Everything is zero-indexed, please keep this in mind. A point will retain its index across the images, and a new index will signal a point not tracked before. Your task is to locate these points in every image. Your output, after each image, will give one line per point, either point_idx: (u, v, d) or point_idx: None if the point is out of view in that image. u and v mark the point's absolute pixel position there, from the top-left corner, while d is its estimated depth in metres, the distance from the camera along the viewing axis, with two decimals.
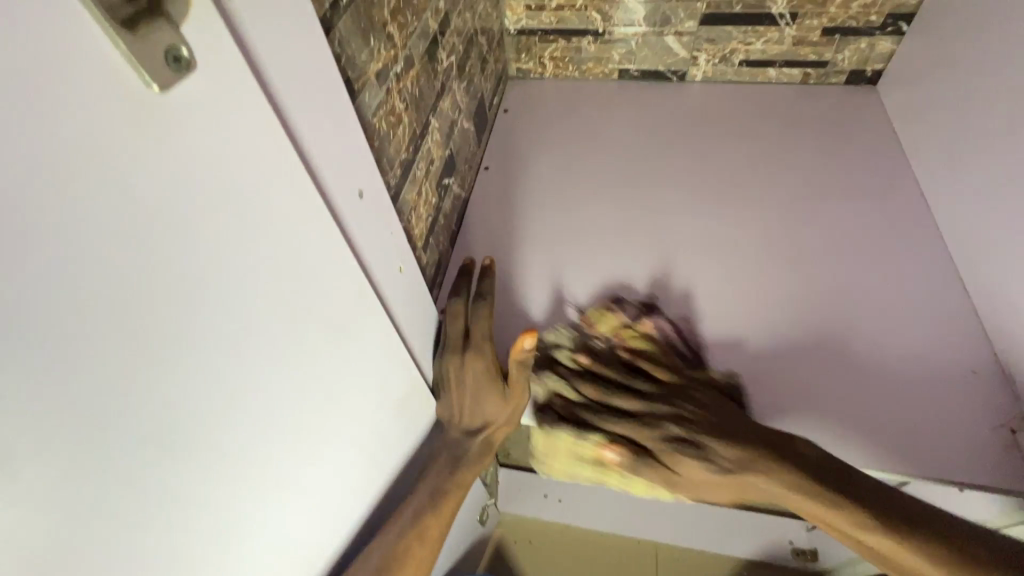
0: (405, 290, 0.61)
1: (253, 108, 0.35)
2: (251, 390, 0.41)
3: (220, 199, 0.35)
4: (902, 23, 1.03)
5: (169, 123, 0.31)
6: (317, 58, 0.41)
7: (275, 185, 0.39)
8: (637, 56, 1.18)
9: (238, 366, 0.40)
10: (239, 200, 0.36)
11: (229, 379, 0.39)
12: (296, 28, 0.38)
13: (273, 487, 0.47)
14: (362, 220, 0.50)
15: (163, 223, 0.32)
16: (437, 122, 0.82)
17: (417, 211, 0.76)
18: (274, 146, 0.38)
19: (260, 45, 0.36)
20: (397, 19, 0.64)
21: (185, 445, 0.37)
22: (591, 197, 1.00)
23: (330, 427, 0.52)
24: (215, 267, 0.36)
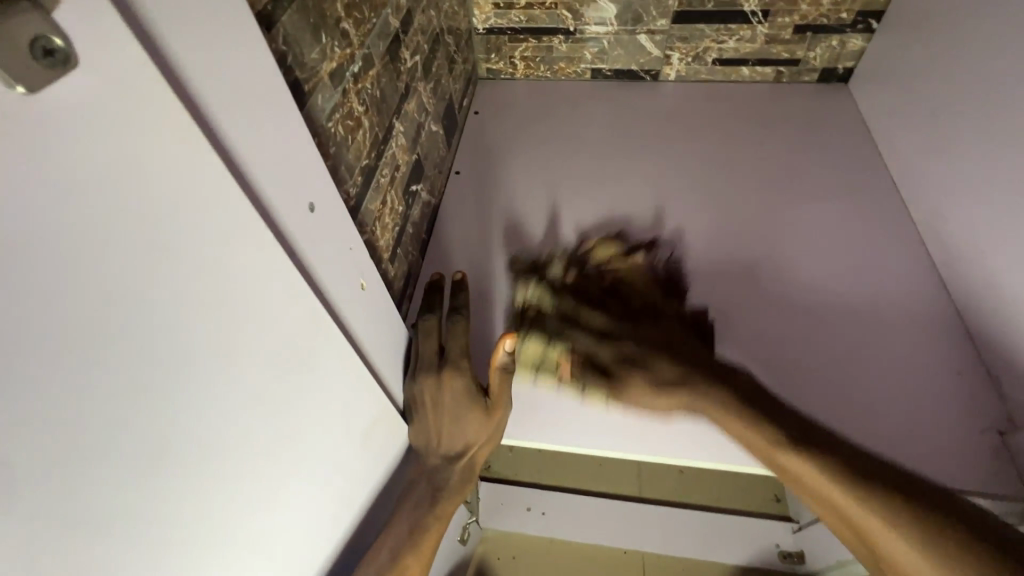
0: (369, 310, 0.56)
1: (173, 117, 0.30)
2: (185, 441, 0.36)
3: (132, 223, 0.29)
4: (872, 20, 1.02)
5: (49, 132, 0.24)
6: (251, 56, 0.36)
7: (206, 204, 0.33)
8: (610, 56, 1.15)
9: (167, 416, 0.34)
10: (158, 222, 0.30)
11: (157, 433, 0.33)
12: (220, 20, 0.33)
13: (221, 544, 0.41)
14: (316, 237, 0.45)
15: (51, 257, 0.26)
16: (402, 125, 0.77)
17: (382, 221, 0.71)
18: (208, 163, 0.32)
19: (174, 41, 0.30)
20: (353, 15, 0.59)
21: (99, 519, 0.31)
22: (567, 201, 0.96)
23: (287, 468, 0.47)
24: (129, 305, 0.30)
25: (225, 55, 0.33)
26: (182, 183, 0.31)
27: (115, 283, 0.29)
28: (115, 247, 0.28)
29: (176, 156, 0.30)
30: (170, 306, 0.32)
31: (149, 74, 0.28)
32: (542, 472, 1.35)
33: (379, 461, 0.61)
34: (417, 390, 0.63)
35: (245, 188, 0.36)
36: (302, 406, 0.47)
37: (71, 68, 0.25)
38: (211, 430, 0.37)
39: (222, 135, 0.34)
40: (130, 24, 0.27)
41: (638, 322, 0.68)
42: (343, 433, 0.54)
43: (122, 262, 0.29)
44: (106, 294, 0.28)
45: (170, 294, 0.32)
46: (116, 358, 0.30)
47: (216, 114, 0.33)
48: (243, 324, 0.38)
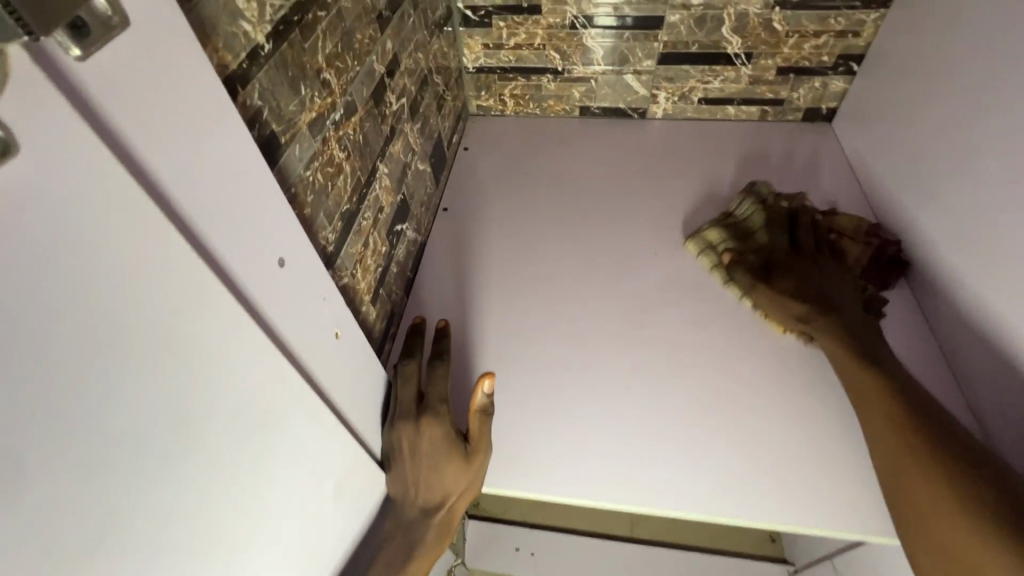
0: (343, 360, 0.55)
1: (119, 189, 0.29)
2: (141, 517, 0.34)
3: (85, 299, 0.28)
4: (853, 63, 1.04)
5: None
6: (215, 121, 0.36)
7: (160, 271, 0.32)
8: (597, 94, 1.17)
9: (124, 492, 0.32)
10: (112, 295, 0.30)
11: (112, 511, 0.32)
12: (184, 89, 0.33)
13: None
14: (285, 293, 0.45)
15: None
16: (386, 167, 0.77)
17: (363, 263, 0.70)
18: (159, 231, 0.32)
19: (128, 115, 0.30)
20: (334, 65, 0.60)
21: None
22: (554, 238, 0.96)
23: (257, 530, 0.45)
24: (81, 383, 0.29)
25: (182, 121, 0.33)
26: (133, 253, 0.31)
27: (63, 363, 0.28)
28: (62, 326, 0.27)
29: (124, 228, 0.30)
30: (125, 381, 0.31)
31: (90, 148, 0.28)
32: (531, 511, 1.32)
33: (354, 515, 0.59)
34: (394, 438, 0.62)
35: (203, 251, 0.36)
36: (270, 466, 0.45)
37: (11, 155, 0.24)
38: (171, 503, 0.36)
39: (175, 201, 0.33)
40: (72, 101, 0.27)
41: (812, 271, 0.79)
42: (316, 490, 0.52)
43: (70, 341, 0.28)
44: (53, 376, 0.27)
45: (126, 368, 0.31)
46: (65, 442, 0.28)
47: (169, 179, 0.33)
48: (203, 389, 0.37)
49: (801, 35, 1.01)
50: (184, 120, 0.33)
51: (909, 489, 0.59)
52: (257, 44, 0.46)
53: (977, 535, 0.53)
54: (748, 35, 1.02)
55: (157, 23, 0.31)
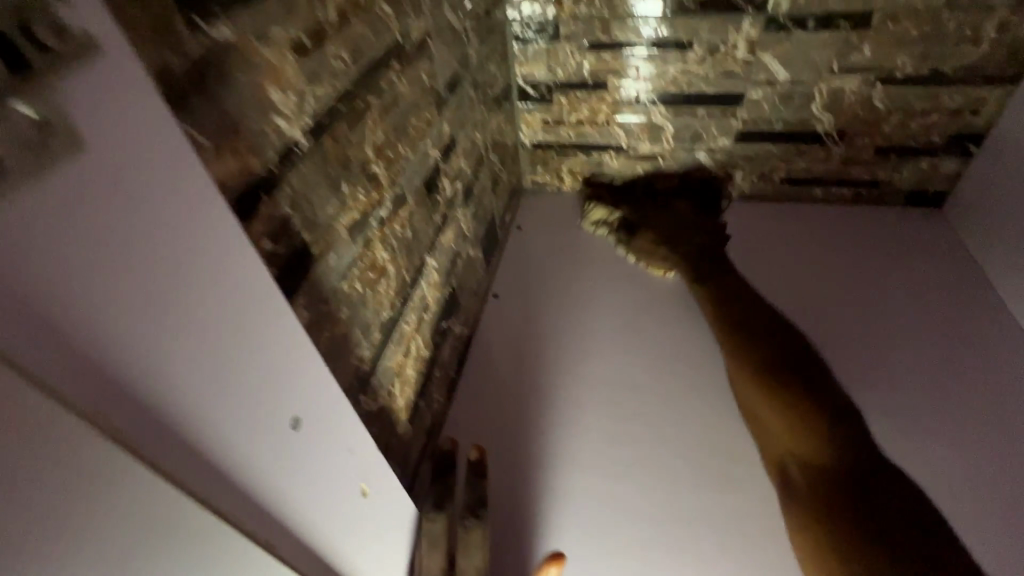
0: (368, 525, 0.43)
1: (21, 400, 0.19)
2: None
3: None
4: (969, 144, 0.90)
5: None
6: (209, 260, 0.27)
7: (86, 501, 0.21)
8: (665, 172, 1.07)
9: None
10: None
11: None
12: (154, 223, 0.24)
13: None
14: (295, 464, 0.33)
15: None
16: (435, 260, 0.68)
17: (403, 375, 0.60)
18: (87, 439, 0.21)
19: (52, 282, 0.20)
20: (385, 155, 0.52)
21: None
22: (620, 336, 0.83)
23: None
24: None
25: (147, 263, 0.24)
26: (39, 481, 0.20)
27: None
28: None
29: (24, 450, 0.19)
30: None
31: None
32: None
33: None
34: None
35: (175, 441, 0.25)
36: None
37: None
38: None
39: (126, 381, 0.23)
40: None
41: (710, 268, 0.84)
42: None
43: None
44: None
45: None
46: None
47: (124, 350, 0.23)
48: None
49: (907, 113, 0.89)
50: (148, 261, 0.24)
51: (780, 417, 0.66)
52: (292, 142, 0.37)
53: (813, 448, 0.62)
54: (843, 113, 0.91)
55: (112, 148, 0.22)
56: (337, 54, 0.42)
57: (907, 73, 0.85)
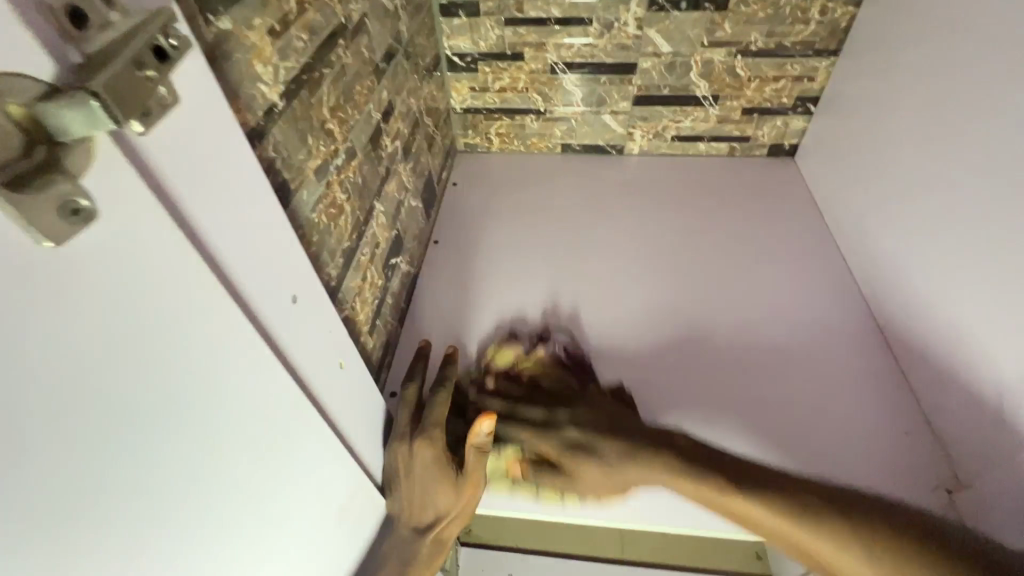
0: (348, 389, 0.59)
1: (171, 242, 0.33)
2: (168, 532, 0.37)
3: (133, 338, 0.32)
4: (810, 104, 1.14)
5: (67, 274, 0.28)
6: (244, 178, 0.41)
7: (196, 313, 0.36)
8: (578, 133, 1.24)
9: (156, 508, 0.35)
10: (158, 333, 0.33)
11: (145, 525, 0.35)
12: (221, 147, 0.38)
13: None
14: (296, 326, 0.48)
15: (61, 379, 0.28)
16: (382, 205, 0.82)
17: (362, 295, 0.75)
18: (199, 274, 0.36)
19: (179, 176, 0.34)
20: (337, 116, 0.65)
21: None
22: (541, 268, 1.01)
23: (270, 544, 0.48)
24: (125, 412, 0.32)
25: (218, 175, 0.38)
26: (179, 295, 0.35)
27: (114, 391, 0.31)
28: (115, 361, 0.31)
29: (173, 272, 0.34)
30: (166, 408, 0.35)
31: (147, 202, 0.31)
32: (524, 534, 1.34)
33: (357, 535, 0.62)
34: (393, 459, 0.66)
35: (232, 289, 0.40)
36: (280, 490, 0.48)
37: (91, 222, 0.28)
38: (193, 525, 0.39)
39: (209, 246, 0.37)
40: (137, 164, 0.31)
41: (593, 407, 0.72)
42: (321, 510, 0.55)
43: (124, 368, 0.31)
44: (103, 406, 0.30)
45: (165, 396, 0.35)
46: (106, 465, 0.31)
47: (208, 226, 0.37)
48: (227, 418, 0.40)
49: (762, 79, 1.11)
50: (218, 174, 0.38)
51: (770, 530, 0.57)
52: (272, 103, 0.51)
53: (847, 543, 0.53)
54: (715, 80, 1.12)
55: (199, 96, 0.35)
56: (298, 36, 0.55)
57: (760, 47, 1.06)
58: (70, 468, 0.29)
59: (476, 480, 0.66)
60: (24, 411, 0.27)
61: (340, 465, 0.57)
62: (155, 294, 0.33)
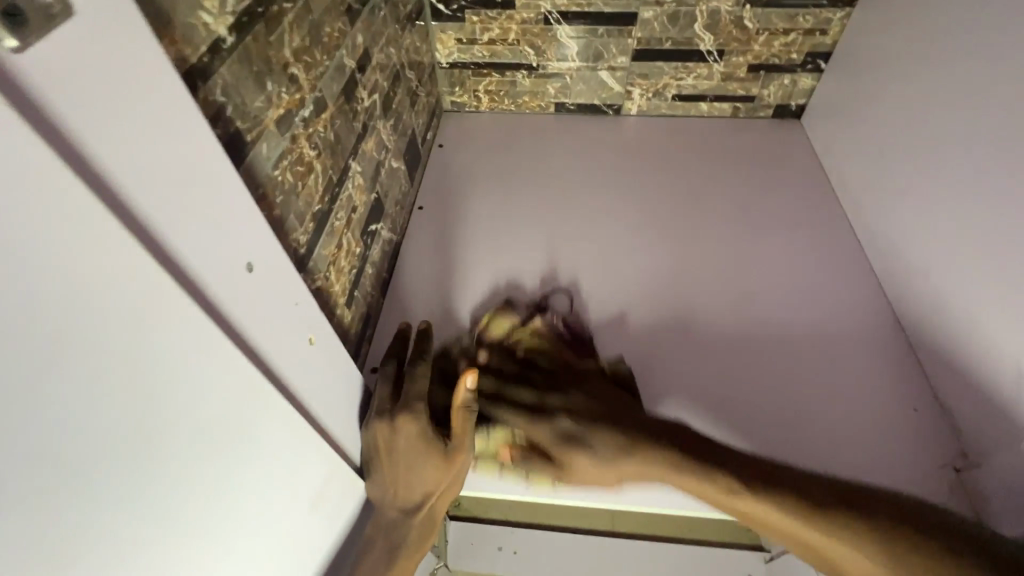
0: (319, 366, 0.54)
1: (69, 188, 0.27)
2: (94, 530, 0.32)
3: (24, 307, 0.26)
4: (820, 61, 1.06)
5: None
6: (176, 120, 0.34)
7: (113, 278, 0.30)
8: (572, 91, 1.16)
9: (76, 504, 0.30)
10: (60, 301, 0.27)
11: (63, 524, 0.30)
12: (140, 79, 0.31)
13: None
14: (251, 298, 0.42)
15: None
16: (359, 165, 0.75)
17: (337, 265, 0.68)
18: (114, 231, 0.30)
19: (78, 110, 0.28)
20: (302, 60, 0.57)
21: None
22: (533, 235, 0.95)
23: (230, 536, 0.43)
24: (21, 396, 0.26)
25: (136, 110, 0.31)
26: (84, 256, 0.28)
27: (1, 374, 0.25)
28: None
29: (75, 226, 0.28)
30: (80, 395, 0.29)
31: (15, 140, 0.24)
32: (514, 508, 1.32)
33: (335, 521, 0.58)
34: (372, 437, 0.61)
35: (165, 255, 0.34)
36: (238, 478, 0.43)
37: None
38: (125, 526, 0.34)
39: (126, 201, 0.31)
40: (1, 89, 0.24)
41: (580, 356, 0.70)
42: (291, 497, 0.50)
43: (15, 342, 0.26)
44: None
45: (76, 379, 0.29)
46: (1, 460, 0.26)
47: (125, 174, 0.31)
48: (164, 402, 0.35)
49: (771, 32, 1.03)
50: (137, 111, 0.31)
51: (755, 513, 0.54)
52: (219, 36, 0.43)
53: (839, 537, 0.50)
54: (720, 33, 1.04)
55: (103, 9, 0.28)
56: None
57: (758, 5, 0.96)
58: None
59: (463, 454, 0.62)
60: None
61: (311, 449, 0.52)
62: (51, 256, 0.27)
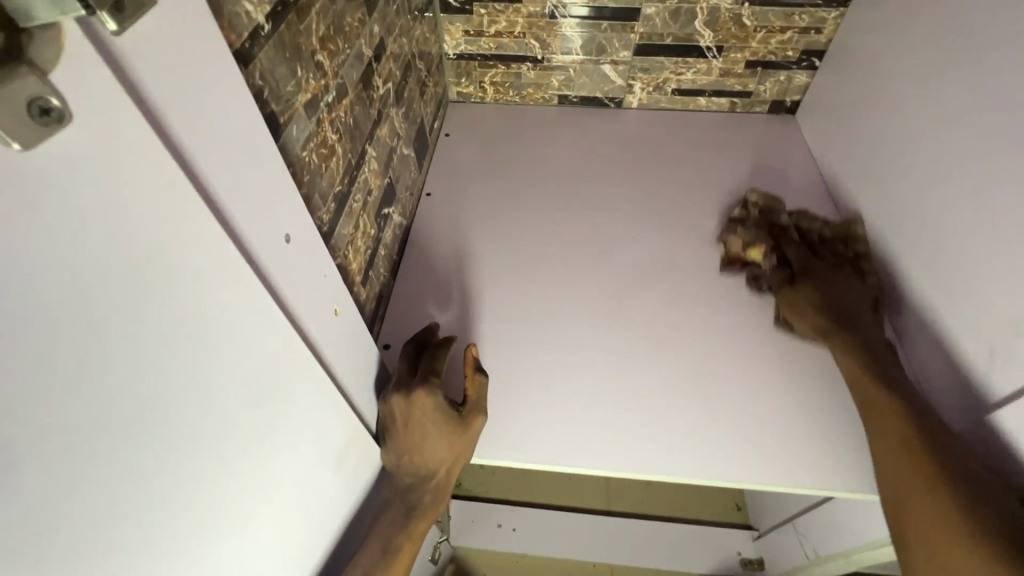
0: (343, 334, 0.58)
1: (157, 168, 0.31)
2: (177, 460, 0.37)
3: (130, 271, 0.31)
4: (814, 58, 1.10)
5: (53, 188, 0.26)
6: (236, 110, 0.38)
7: (195, 247, 0.35)
8: (575, 83, 1.20)
9: (162, 438, 0.35)
10: (151, 270, 0.32)
11: (151, 458, 0.35)
12: (215, 68, 0.36)
13: (206, 558, 0.42)
14: (286, 266, 0.46)
15: (68, 303, 0.28)
16: (375, 151, 0.78)
17: (354, 244, 0.72)
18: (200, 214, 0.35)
19: (161, 96, 0.31)
20: (327, 48, 0.60)
21: (105, 540, 0.33)
22: (537, 220, 0.99)
23: (271, 479, 0.48)
24: (130, 333, 0.31)
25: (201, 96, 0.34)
26: (145, 209, 0.31)
27: (58, 309, 0.27)
28: (65, 271, 0.27)
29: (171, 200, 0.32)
30: (157, 347, 0.33)
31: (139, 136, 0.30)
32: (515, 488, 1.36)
33: (351, 485, 0.62)
34: (388, 409, 0.64)
35: (218, 215, 0.37)
36: (271, 436, 0.47)
37: (65, 124, 0.26)
38: (181, 468, 0.37)
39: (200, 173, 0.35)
40: (122, 81, 0.29)
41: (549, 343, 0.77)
42: (315, 457, 0.54)
43: (127, 297, 0.31)
44: (49, 322, 0.27)
45: (131, 328, 0.31)
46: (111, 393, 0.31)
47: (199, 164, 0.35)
48: (223, 354, 0.39)
49: (769, 30, 1.07)
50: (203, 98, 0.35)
51: None
52: (258, 24, 0.46)
53: None
54: (720, 30, 1.07)
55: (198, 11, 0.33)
56: None
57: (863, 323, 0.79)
58: (26, 391, 0.27)
59: (478, 421, 0.65)
60: (39, 332, 0.27)
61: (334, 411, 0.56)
62: (111, 208, 0.29)
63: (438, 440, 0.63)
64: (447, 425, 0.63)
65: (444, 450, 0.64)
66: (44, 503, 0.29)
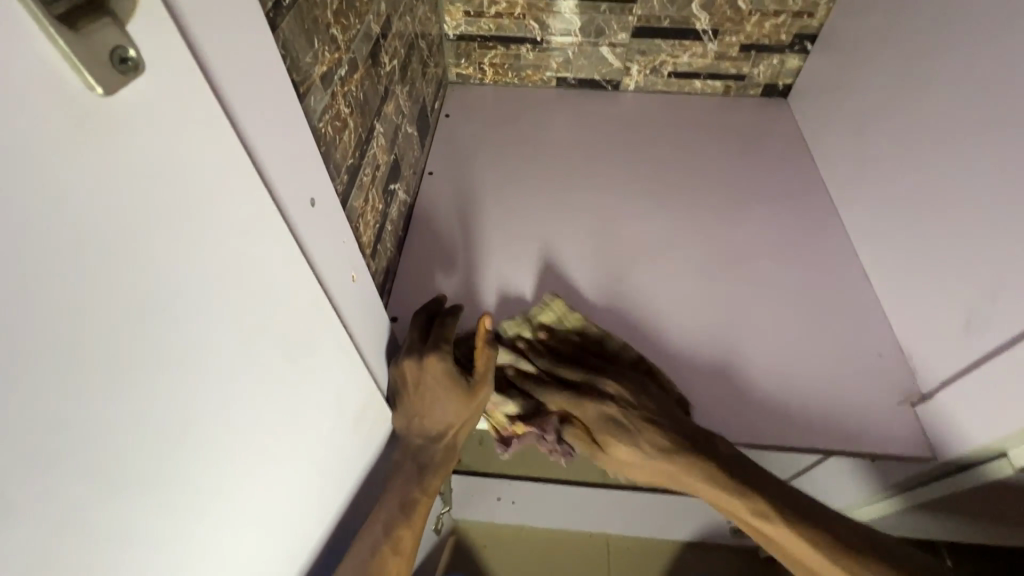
0: (361, 299, 0.60)
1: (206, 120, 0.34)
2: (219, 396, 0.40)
3: (184, 212, 0.34)
4: (807, 42, 1.13)
5: (127, 129, 0.29)
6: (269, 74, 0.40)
7: (239, 196, 0.38)
8: (574, 65, 1.21)
9: (208, 373, 0.38)
10: (201, 213, 0.35)
11: (200, 391, 0.38)
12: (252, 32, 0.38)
13: (239, 496, 0.45)
14: (315, 228, 0.48)
15: (134, 234, 0.31)
16: (382, 126, 0.80)
17: (365, 217, 0.74)
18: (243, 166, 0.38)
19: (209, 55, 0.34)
20: (340, 22, 0.62)
21: (160, 460, 0.36)
22: (537, 199, 1.01)
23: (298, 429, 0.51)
24: (185, 268, 0.35)
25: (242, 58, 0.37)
26: (194, 158, 0.34)
27: (123, 244, 0.31)
28: (128, 204, 0.30)
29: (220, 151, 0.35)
30: (207, 286, 0.37)
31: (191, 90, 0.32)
32: None
33: (367, 443, 0.65)
34: (399, 374, 0.67)
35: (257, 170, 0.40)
36: (301, 386, 0.49)
37: (140, 72, 0.29)
38: (221, 406, 0.40)
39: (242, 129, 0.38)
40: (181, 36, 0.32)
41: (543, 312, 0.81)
42: (337, 412, 0.57)
43: (184, 236, 0.34)
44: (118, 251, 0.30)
45: (184, 267, 0.35)
46: (168, 322, 0.34)
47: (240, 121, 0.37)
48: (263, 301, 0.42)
49: (763, 13, 1.09)
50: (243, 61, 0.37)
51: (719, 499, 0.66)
52: None
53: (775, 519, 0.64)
54: (715, 13, 1.10)
55: None
56: None
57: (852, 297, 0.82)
58: (93, 318, 0.30)
59: (486, 388, 0.68)
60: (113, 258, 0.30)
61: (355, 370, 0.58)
62: (171, 152, 0.32)
63: (447, 405, 0.66)
64: (455, 391, 0.66)
65: (451, 415, 0.67)
66: (110, 416, 0.32)
